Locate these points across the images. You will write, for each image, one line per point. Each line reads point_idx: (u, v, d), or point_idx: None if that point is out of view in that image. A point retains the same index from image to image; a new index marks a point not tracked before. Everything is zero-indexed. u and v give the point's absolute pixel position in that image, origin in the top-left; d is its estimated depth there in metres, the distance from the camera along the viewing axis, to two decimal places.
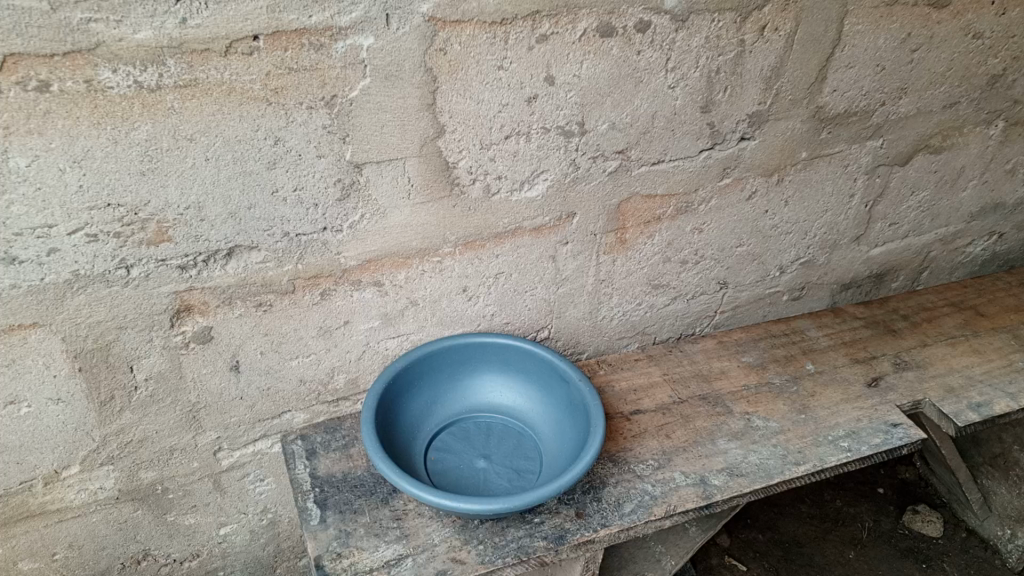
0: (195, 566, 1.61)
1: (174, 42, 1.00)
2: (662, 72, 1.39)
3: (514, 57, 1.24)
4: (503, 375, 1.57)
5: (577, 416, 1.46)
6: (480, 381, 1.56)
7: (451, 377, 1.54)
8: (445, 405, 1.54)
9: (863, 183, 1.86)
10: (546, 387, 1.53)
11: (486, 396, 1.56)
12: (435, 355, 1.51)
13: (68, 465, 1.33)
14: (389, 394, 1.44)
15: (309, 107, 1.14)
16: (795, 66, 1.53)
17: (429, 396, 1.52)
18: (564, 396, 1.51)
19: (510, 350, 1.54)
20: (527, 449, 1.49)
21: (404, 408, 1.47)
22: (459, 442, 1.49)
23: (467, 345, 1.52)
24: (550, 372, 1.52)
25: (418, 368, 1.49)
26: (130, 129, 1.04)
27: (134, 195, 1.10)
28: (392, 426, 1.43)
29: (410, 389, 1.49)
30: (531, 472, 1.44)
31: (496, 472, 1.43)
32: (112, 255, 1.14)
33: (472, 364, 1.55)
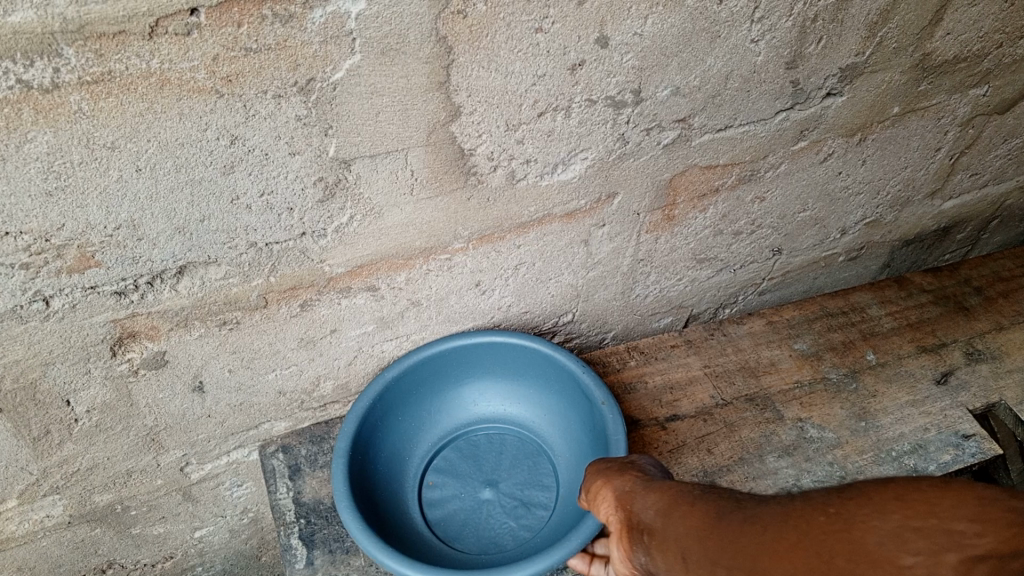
0: (169, 566, 1.44)
1: (71, 25, 0.68)
2: (746, 23, 1.06)
3: (558, 16, 0.91)
4: (519, 381, 1.33)
5: (599, 440, 1.20)
6: (491, 387, 1.34)
7: (457, 383, 1.32)
8: (451, 417, 1.33)
9: (954, 135, 1.55)
10: (568, 398, 1.28)
11: (499, 403, 1.34)
12: (432, 363, 1.26)
13: (4, 500, 1.11)
14: (375, 416, 1.22)
15: (277, 96, 0.82)
16: (909, 7, 1.18)
17: (427, 409, 1.31)
18: (586, 411, 1.25)
19: (523, 353, 1.29)
20: (543, 474, 1.27)
21: (396, 428, 1.26)
22: (465, 462, 1.29)
23: (475, 349, 1.27)
24: (570, 381, 1.26)
25: (411, 380, 1.26)
26: (22, 141, 0.74)
27: (40, 220, 0.81)
28: (381, 450, 1.23)
29: (405, 404, 1.27)
30: (543, 507, 1.22)
31: (501, 505, 1.23)
32: (22, 289, 0.86)
33: (480, 369, 1.32)
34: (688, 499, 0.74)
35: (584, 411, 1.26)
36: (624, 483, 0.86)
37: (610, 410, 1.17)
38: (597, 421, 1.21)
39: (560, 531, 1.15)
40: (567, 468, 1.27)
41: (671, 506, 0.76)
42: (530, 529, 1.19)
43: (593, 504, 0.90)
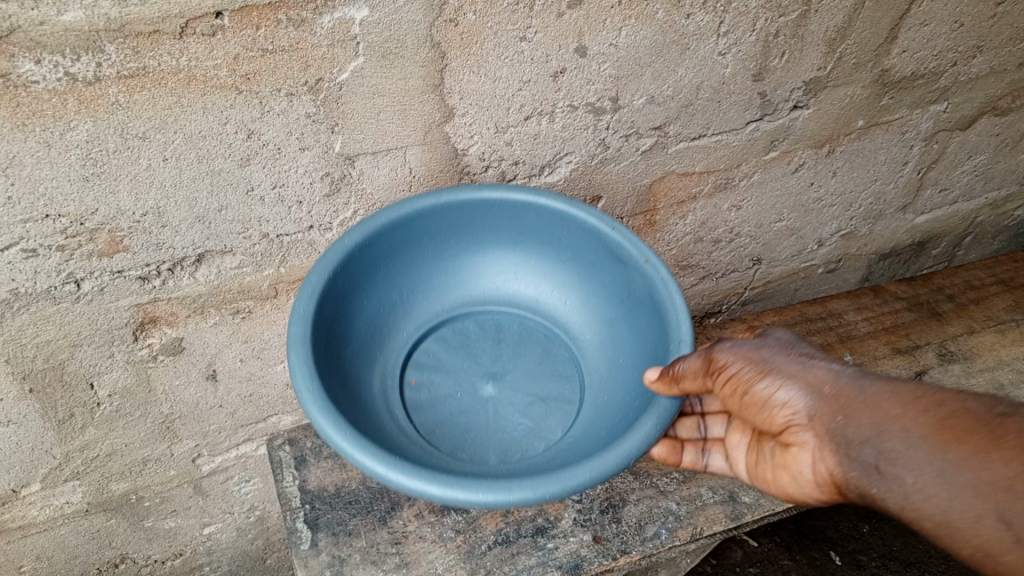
0: (177, 564, 1.50)
1: (113, 24, 0.78)
2: (713, 37, 1.17)
3: (540, 26, 1.02)
4: (518, 254, 1.11)
5: (642, 311, 1.02)
6: (482, 263, 1.11)
7: (439, 258, 1.09)
8: (432, 300, 1.09)
9: (919, 150, 1.65)
10: (590, 268, 1.09)
11: (492, 282, 1.11)
12: (412, 228, 1.03)
13: (27, 483, 1.18)
14: (339, 290, 0.97)
15: (289, 94, 0.93)
16: (865, 25, 1.30)
17: (400, 288, 1.06)
18: (618, 277, 1.05)
19: (526, 216, 1.06)
20: (556, 362, 1.07)
21: (363, 306, 1.02)
22: (454, 354, 1.06)
23: (467, 211, 1.05)
24: (592, 247, 1.06)
25: (385, 248, 1.02)
26: (65, 130, 0.84)
27: (77, 204, 0.90)
28: (343, 340, 0.97)
29: (375, 277, 1.02)
30: (566, 402, 1.02)
31: (513, 404, 1.01)
32: (57, 270, 0.96)
33: (467, 235, 1.08)
34: (981, 430, 0.79)
35: (614, 283, 1.07)
36: (828, 383, 0.87)
37: (661, 273, 0.99)
38: (636, 290, 1.03)
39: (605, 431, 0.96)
40: (592, 353, 1.07)
41: (943, 433, 0.80)
42: (555, 430, 0.99)
43: (767, 402, 0.88)
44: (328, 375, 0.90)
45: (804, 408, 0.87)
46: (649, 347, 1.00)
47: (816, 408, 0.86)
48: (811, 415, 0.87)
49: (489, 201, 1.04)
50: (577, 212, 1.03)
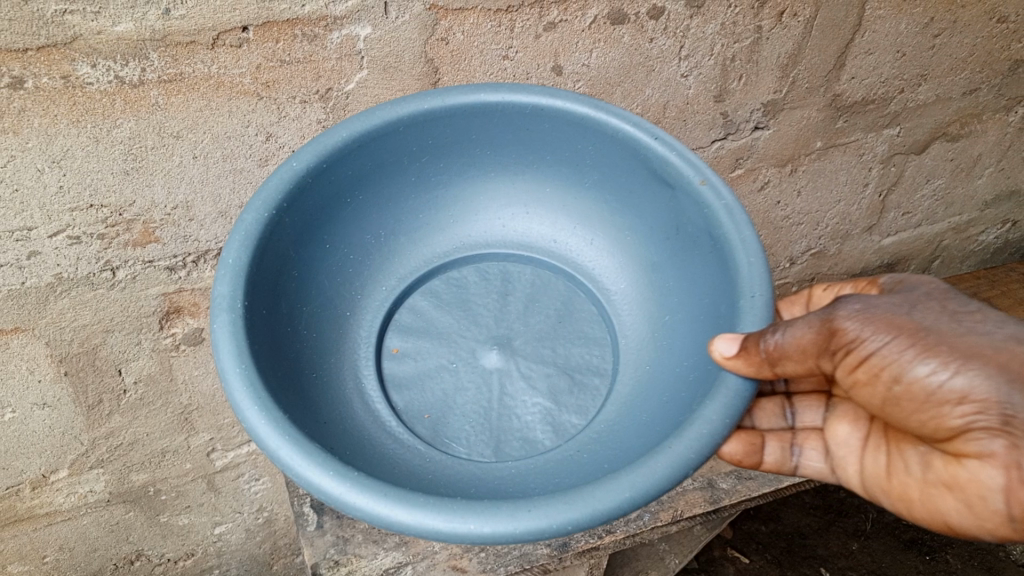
0: (189, 564, 1.59)
1: (157, 34, 0.93)
2: (675, 59, 1.32)
3: (520, 46, 1.17)
4: (525, 186, 1.01)
5: (695, 246, 0.89)
6: (481, 198, 1.01)
7: (428, 194, 0.99)
8: (423, 244, 0.99)
9: (878, 172, 1.80)
10: (626, 191, 0.96)
11: (501, 220, 1.02)
12: (389, 149, 0.92)
13: (56, 469, 1.29)
14: (294, 234, 0.86)
15: (303, 101, 1.07)
16: (813, 53, 1.46)
17: (379, 226, 0.96)
18: (662, 204, 0.92)
19: (539, 126, 0.94)
20: (581, 318, 0.94)
21: (331, 252, 0.91)
22: (450, 311, 0.93)
23: (460, 138, 0.95)
24: (627, 167, 0.94)
25: (353, 181, 0.91)
26: (112, 126, 0.98)
27: (117, 196, 1.04)
28: (296, 297, 0.86)
29: (345, 218, 0.92)
30: (596, 372, 0.88)
31: (526, 376, 0.87)
32: (97, 257, 1.09)
33: (459, 162, 0.98)
34: None
35: (653, 212, 0.94)
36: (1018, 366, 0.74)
37: (721, 195, 0.85)
38: (687, 219, 0.90)
39: (648, 416, 0.82)
40: (628, 304, 0.95)
41: None
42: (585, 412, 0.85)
43: (934, 387, 0.75)
44: (272, 350, 0.79)
45: (995, 406, 0.73)
46: (707, 296, 0.86)
47: (1016, 409, 0.73)
48: (1004, 416, 0.73)
49: (489, 107, 0.92)
50: (603, 121, 0.91)
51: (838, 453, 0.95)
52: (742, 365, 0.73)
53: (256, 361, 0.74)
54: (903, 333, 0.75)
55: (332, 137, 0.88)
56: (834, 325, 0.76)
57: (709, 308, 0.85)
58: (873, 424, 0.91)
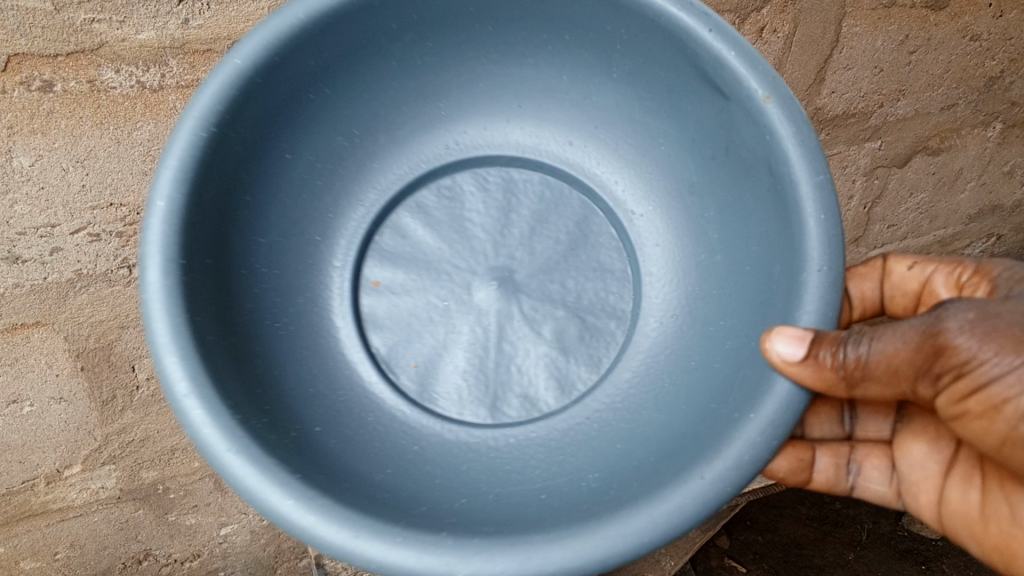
0: (195, 566, 1.62)
1: (177, 43, 1.01)
2: None
3: None
4: (529, 81, 0.98)
5: (745, 177, 0.87)
6: (472, 98, 0.99)
7: (421, 89, 0.97)
8: (409, 145, 0.99)
9: (861, 185, 1.87)
10: (675, 97, 0.92)
11: (495, 120, 1.01)
12: (361, 31, 0.87)
13: (70, 464, 1.34)
14: (244, 152, 0.85)
15: None
16: (793, 68, 1.54)
17: (348, 126, 0.95)
18: (707, 110, 0.89)
19: (559, 19, 0.89)
20: (596, 247, 0.98)
21: (294, 160, 0.91)
22: (443, 232, 0.96)
23: (453, 35, 0.91)
24: (664, 62, 0.89)
25: (316, 77, 0.88)
26: (132, 128, 1.05)
27: (136, 195, 1.11)
28: (243, 217, 0.87)
29: (315, 125, 0.92)
30: (618, 320, 0.95)
31: (533, 336, 0.93)
32: (115, 255, 1.15)
33: (440, 56, 0.94)
34: None
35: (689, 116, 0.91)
36: None
37: (782, 122, 0.79)
38: (741, 140, 0.86)
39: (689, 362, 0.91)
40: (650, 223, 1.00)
41: None
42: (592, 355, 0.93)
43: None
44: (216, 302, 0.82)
45: None
46: (756, 244, 0.86)
47: None
48: None
49: None
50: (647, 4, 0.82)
51: (909, 475, 1.02)
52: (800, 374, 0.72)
53: (199, 353, 0.76)
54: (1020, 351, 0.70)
55: (285, 18, 0.81)
56: (931, 338, 0.73)
57: (767, 255, 0.84)
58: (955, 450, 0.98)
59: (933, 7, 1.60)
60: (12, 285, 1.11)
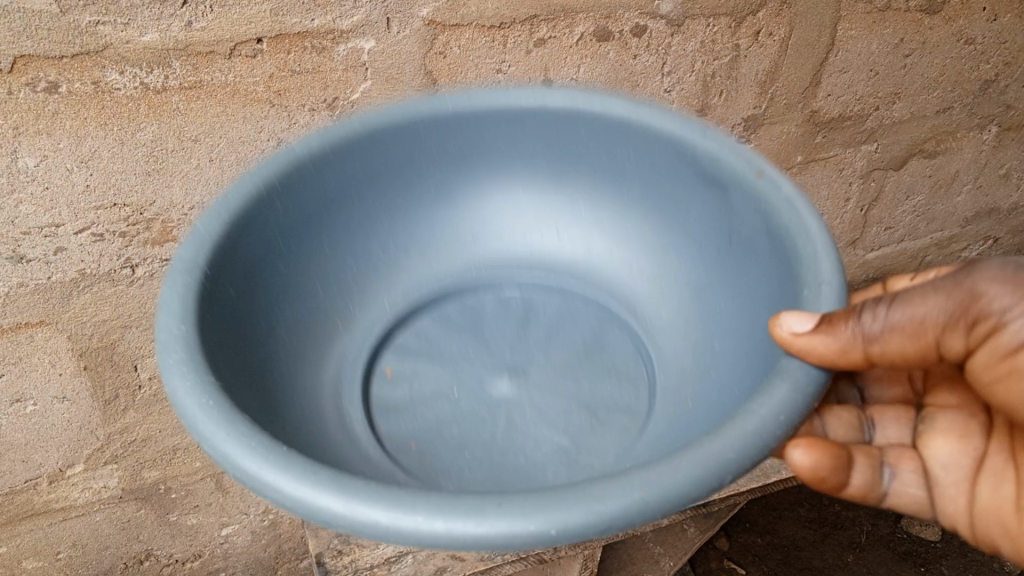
0: (197, 566, 1.63)
1: (181, 45, 1.03)
2: (659, 75, 1.42)
3: (513, 61, 1.28)
4: (535, 169, 1.04)
5: (743, 247, 0.87)
6: (484, 188, 1.04)
7: (448, 203, 1.03)
8: (429, 272, 1.01)
9: (858, 187, 1.88)
10: (670, 195, 0.96)
11: (513, 240, 1.05)
12: (403, 145, 0.96)
13: (73, 463, 1.35)
14: (275, 231, 0.87)
15: (311, 109, 1.16)
16: (789, 71, 1.56)
17: (375, 239, 0.98)
18: (705, 206, 0.92)
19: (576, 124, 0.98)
20: (614, 349, 0.93)
21: (321, 257, 0.93)
22: (463, 339, 0.94)
23: (490, 129, 0.99)
24: (658, 147, 0.95)
25: (362, 182, 0.96)
26: (136, 129, 1.06)
27: (139, 195, 1.12)
28: (273, 266, 0.87)
29: (336, 227, 0.95)
30: (626, 413, 0.84)
31: (556, 404, 0.85)
32: (118, 255, 1.17)
33: (470, 156, 1.02)
34: None
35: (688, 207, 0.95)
36: None
37: (779, 187, 0.83)
38: (737, 221, 0.88)
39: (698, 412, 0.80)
40: (661, 328, 0.95)
41: None
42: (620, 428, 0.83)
43: None
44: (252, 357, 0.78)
45: None
46: (763, 306, 0.82)
47: None
48: None
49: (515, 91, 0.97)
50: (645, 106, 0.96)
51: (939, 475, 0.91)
52: (809, 348, 0.67)
53: (206, 343, 0.71)
54: None
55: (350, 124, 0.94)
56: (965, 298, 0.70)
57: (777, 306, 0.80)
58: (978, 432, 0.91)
59: (927, 12, 1.62)
60: (16, 284, 1.13)
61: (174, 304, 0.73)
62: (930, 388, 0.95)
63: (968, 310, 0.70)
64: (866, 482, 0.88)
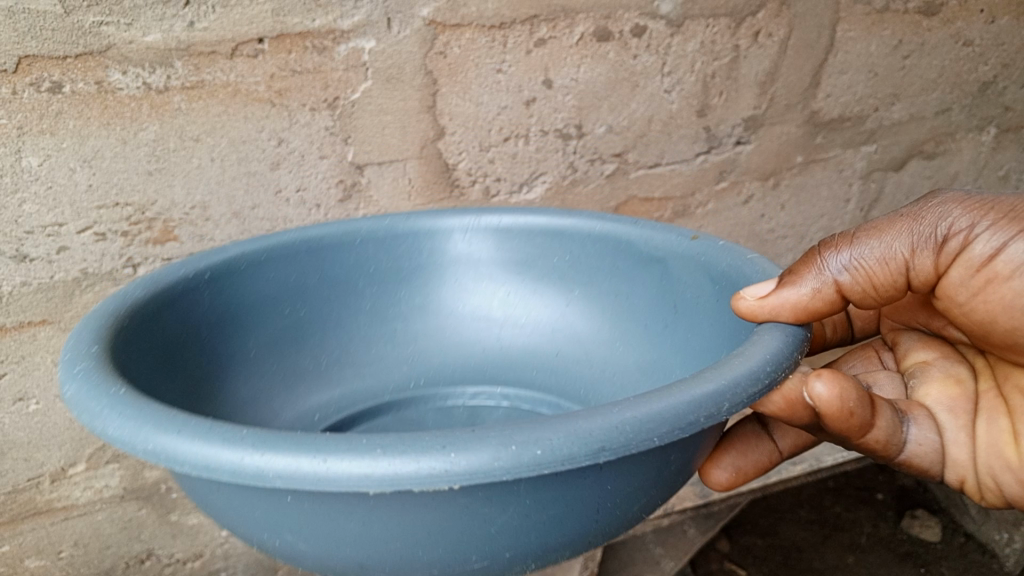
0: (197, 566, 1.62)
1: (183, 44, 1.06)
2: (658, 75, 1.42)
3: (513, 61, 1.29)
4: (492, 281, 1.00)
5: (693, 305, 0.86)
6: (436, 295, 1.00)
7: (387, 326, 0.97)
8: (358, 401, 0.92)
9: (858, 189, 1.83)
10: (619, 299, 0.94)
11: (457, 361, 0.98)
12: (344, 263, 0.95)
13: (75, 463, 1.35)
14: (212, 315, 0.83)
15: (312, 109, 1.17)
16: (789, 71, 1.56)
17: (308, 358, 0.91)
18: (653, 293, 0.91)
19: (522, 240, 0.99)
20: None
21: (257, 355, 0.87)
22: None
23: (434, 243, 0.99)
24: (606, 254, 0.95)
25: (297, 295, 0.92)
26: (138, 129, 1.08)
27: (141, 195, 1.12)
28: (198, 355, 0.79)
29: (278, 336, 0.90)
30: None
31: None
32: (120, 254, 1.17)
33: (411, 273, 0.99)
34: None
35: (638, 305, 0.92)
36: None
37: (718, 243, 0.87)
38: (683, 288, 0.87)
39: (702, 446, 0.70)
40: None
41: None
42: None
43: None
44: (170, 396, 0.72)
45: None
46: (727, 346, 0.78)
47: None
48: None
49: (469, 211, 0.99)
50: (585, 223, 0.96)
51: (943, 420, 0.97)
52: (778, 309, 0.70)
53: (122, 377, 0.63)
54: (981, 207, 0.82)
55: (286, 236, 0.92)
56: (914, 223, 0.83)
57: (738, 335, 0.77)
58: (962, 372, 1.01)
59: (924, 12, 1.66)
60: (19, 283, 1.13)
61: (82, 336, 0.67)
62: (902, 355, 1.06)
63: (921, 237, 0.83)
64: (833, 397, 0.76)
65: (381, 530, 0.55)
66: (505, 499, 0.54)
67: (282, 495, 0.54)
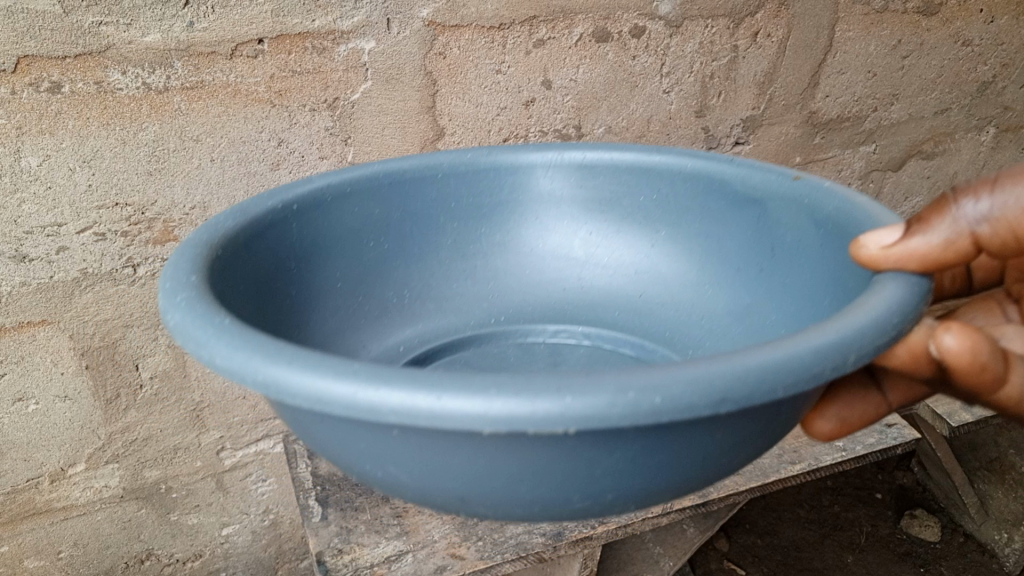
0: (197, 566, 1.58)
1: (182, 45, 1.06)
2: (657, 76, 1.42)
3: (513, 62, 1.29)
4: (569, 218, 1.01)
5: (791, 249, 0.84)
6: (515, 234, 1.00)
7: (468, 265, 0.98)
8: (444, 332, 0.94)
9: (858, 188, 1.83)
10: (706, 237, 0.94)
11: (537, 298, 0.99)
12: (426, 199, 0.96)
13: (74, 463, 1.34)
14: (300, 249, 0.84)
15: (312, 109, 1.18)
16: (788, 71, 1.56)
17: (393, 293, 0.93)
18: (746, 232, 0.90)
19: (601, 176, 0.99)
20: None
21: (343, 290, 0.88)
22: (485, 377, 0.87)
23: (512, 180, 1.00)
24: (692, 193, 0.95)
25: (380, 231, 0.93)
26: (138, 129, 1.08)
27: (141, 195, 1.12)
28: (284, 294, 0.80)
29: (364, 271, 0.91)
30: None
31: None
32: (120, 254, 1.17)
33: (492, 209, 1.00)
34: None
35: (729, 245, 0.92)
36: None
37: (821, 181, 0.85)
38: (779, 228, 0.86)
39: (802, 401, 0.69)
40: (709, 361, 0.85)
41: None
42: None
43: None
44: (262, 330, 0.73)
45: None
46: (826, 295, 0.77)
47: None
48: None
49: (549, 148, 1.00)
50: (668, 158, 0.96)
51: None
52: (904, 258, 0.64)
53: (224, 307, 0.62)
54: None
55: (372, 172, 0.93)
56: None
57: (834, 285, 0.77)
58: None
59: (924, 12, 1.66)
60: (19, 283, 1.13)
61: (183, 266, 0.66)
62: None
63: None
64: (966, 348, 0.67)
65: (485, 466, 0.54)
66: (612, 443, 0.52)
67: (388, 429, 0.53)
